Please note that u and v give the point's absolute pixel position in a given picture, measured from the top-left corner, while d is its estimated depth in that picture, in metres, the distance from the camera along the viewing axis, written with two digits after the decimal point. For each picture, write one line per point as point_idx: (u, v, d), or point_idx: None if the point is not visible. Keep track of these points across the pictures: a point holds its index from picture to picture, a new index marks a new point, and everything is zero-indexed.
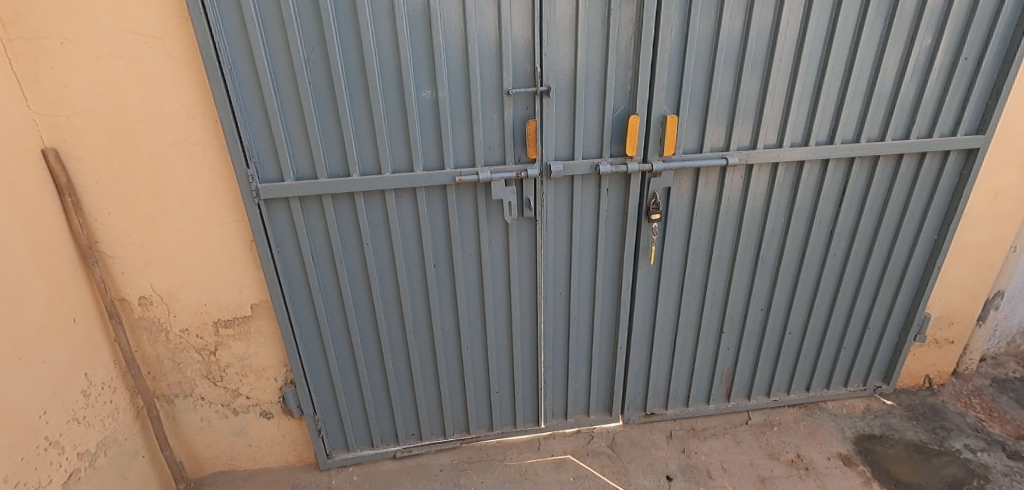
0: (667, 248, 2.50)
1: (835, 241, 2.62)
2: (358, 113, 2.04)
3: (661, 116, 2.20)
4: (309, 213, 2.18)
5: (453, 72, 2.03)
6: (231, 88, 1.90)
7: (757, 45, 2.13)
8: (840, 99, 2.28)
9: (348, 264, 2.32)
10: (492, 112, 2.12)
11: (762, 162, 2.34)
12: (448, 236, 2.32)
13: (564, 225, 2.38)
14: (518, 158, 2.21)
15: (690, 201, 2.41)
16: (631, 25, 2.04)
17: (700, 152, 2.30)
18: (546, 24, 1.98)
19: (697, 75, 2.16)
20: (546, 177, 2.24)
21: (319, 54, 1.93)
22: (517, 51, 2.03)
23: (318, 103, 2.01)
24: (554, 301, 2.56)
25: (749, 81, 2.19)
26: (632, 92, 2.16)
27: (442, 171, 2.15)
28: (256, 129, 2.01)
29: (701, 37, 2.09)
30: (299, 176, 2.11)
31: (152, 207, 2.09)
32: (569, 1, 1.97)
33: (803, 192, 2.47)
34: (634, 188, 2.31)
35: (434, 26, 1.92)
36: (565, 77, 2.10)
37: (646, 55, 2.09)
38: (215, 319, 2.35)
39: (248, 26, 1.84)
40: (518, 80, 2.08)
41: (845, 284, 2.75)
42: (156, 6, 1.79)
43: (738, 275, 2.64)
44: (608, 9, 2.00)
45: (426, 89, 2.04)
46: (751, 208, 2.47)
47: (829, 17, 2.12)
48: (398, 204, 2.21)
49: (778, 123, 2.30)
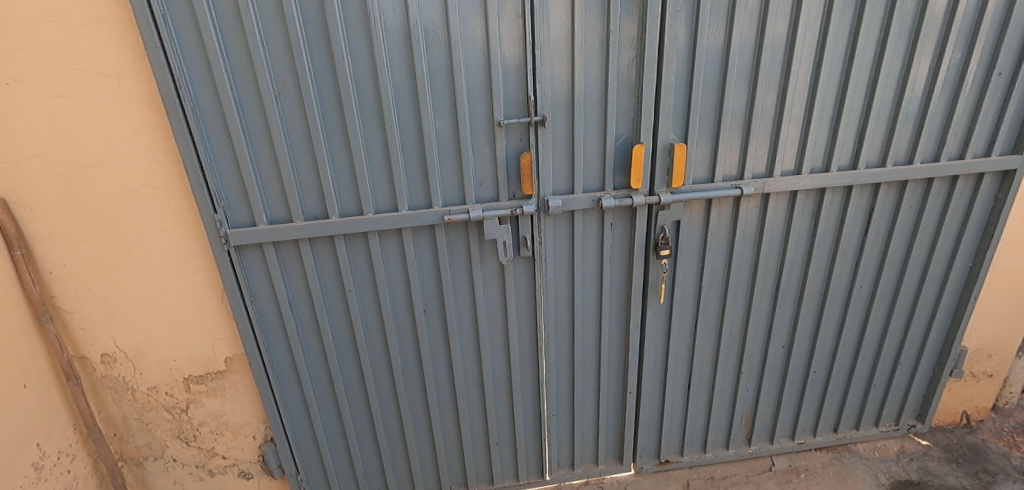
0: (678, 285, 2.29)
1: (861, 273, 2.40)
2: (335, 150, 1.87)
3: (668, 144, 2.01)
4: (286, 258, 2.00)
5: (438, 103, 1.86)
6: (194, 127, 1.73)
7: (771, 65, 1.96)
8: (863, 121, 2.09)
9: (330, 312, 2.13)
10: (484, 145, 1.94)
11: (779, 191, 2.14)
12: (438, 278, 2.12)
13: (565, 264, 2.18)
14: (513, 193, 2.02)
15: (702, 234, 2.21)
16: (633, 48, 1.88)
17: (712, 182, 2.10)
18: (539, 49, 1.81)
19: (706, 99, 1.98)
20: (543, 213, 2.05)
21: (291, 89, 1.76)
22: (509, 79, 1.86)
23: (292, 141, 1.83)
24: (557, 344, 2.35)
25: (762, 103, 2.01)
26: (636, 120, 1.98)
27: (430, 210, 1.97)
28: (224, 170, 1.83)
29: (710, 58, 1.92)
30: (273, 219, 1.93)
31: (113, 258, 1.91)
32: (563, 24, 1.81)
33: (826, 221, 2.26)
34: (640, 222, 2.12)
35: (416, 55, 1.76)
36: (563, 106, 1.92)
37: (651, 80, 1.91)
38: (185, 376, 2.15)
39: (211, 60, 1.67)
40: (510, 110, 1.91)
41: (874, 317, 2.53)
42: (111, 40, 1.63)
43: (757, 311, 2.42)
44: (607, 30, 1.83)
45: (410, 123, 1.87)
46: (769, 240, 2.27)
47: (848, 32, 1.94)
48: (383, 247, 2.03)
49: (795, 147, 2.11)
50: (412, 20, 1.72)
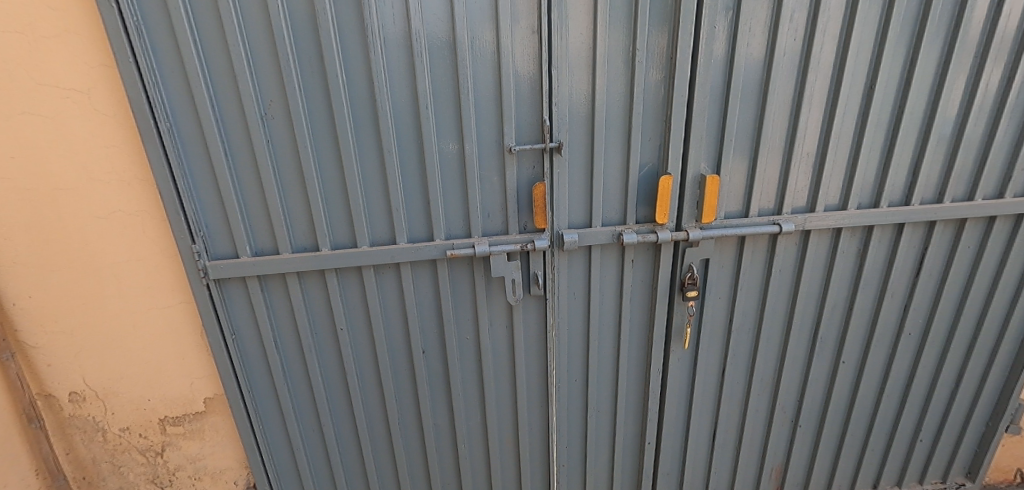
0: (706, 328, 2.06)
1: (911, 318, 2.15)
2: (328, 176, 1.69)
3: (699, 174, 1.80)
4: (272, 293, 1.81)
5: (443, 126, 1.67)
6: (171, 150, 1.56)
7: (817, 88, 1.74)
8: (919, 152, 1.87)
9: (320, 351, 1.93)
10: (493, 173, 1.74)
11: (822, 227, 1.91)
12: (439, 317, 1.92)
13: (579, 303, 1.97)
14: (524, 226, 1.82)
15: (733, 273, 1.98)
16: (662, 69, 1.68)
17: (747, 217, 1.88)
18: (557, 66, 1.62)
19: (743, 126, 1.77)
20: (557, 248, 1.84)
21: (280, 109, 1.59)
22: (523, 101, 1.67)
23: (279, 165, 1.65)
24: (569, 389, 2.13)
25: (806, 131, 1.80)
26: (663, 147, 1.78)
27: (431, 243, 1.77)
28: (205, 197, 1.66)
29: (749, 79, 1.71)
30: (258, 250, 1.75)
31: (83, 290, 1.74)
32: (584, 43, 1.62)
33: (872, 261, 2.03)
34: (665, 260, 1.90)
35: (419, 73, 1.58)
36: (581, 131, 1.72)
37: (681, 104, 1.70)
38: (161, 416, 1.97)
39: (191, 77, 1.50)
40: (523, 135, 1.71)
41: (923, 367, 2.26)
42: (81, 53, 1.47)
43: (792, 358, 2.18)
44: (633, 47, 1.64)
45: (412, 148, 1.68)
46: (808, 281, 2.03)
47: (906, 50, 1.73)
48: (378, 282, 1.83)
49: (841, 178, 1.88)
50: (415, 33, 1.54)
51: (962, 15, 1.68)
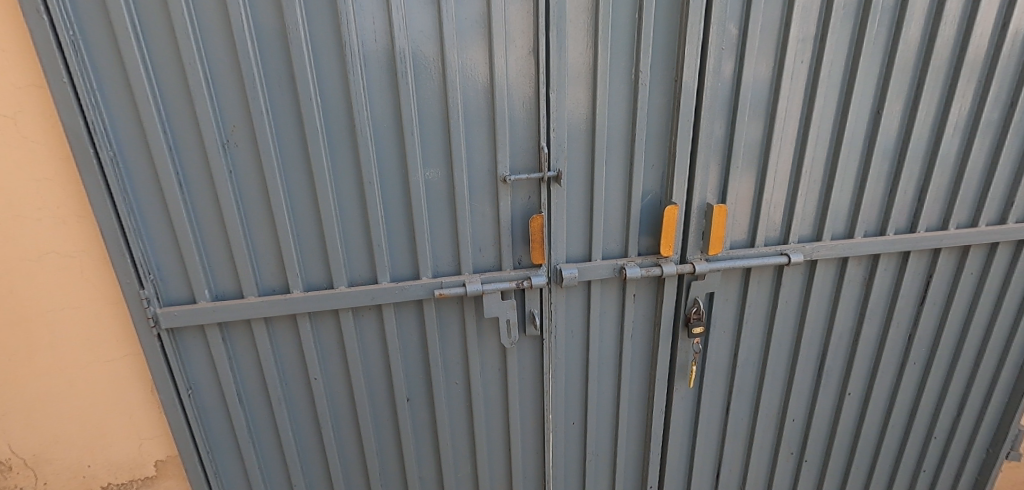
0: (710, 363, 1.94)
1: (916, 347, 2.08)
2: (300, 209, 1.50)
3: (704, 204, 1.69)
4: (235, 341, 1.60)
5: (430, 154, 1.51)
6: (115, 183, 1.35)
7: (824, 113, 1.66)
8: (924, 178, 1.81)
9: (290, 403, 1.72)
10: (485, 204, 1.59)
11: (829, 257, 1.83)
12: (425, 361, 1.74)
13: (578, 342, 1.82)
14: (519, 261, 1.67)
15: (738, 305, 1.87)
16: (665, 93, 1.58)
17: (753, 247, 1.78)
18: (554, 89, 1.49)
19: (749, 152, 1.67)
20: (555, 284, 1.69)
21: (244, 136, 1.40)
22: (517, 127, 1.53)
23: (244, 198, 1.46)
24: (567, 433, 1.97)
25: (813, 157, 1.71)
26: (666, 175, 1.67)
27: (417, 281, 1.60)
28: (156, 235, 1.45)
29: (756, 104, 1.62)
30: (219, 294, 1.54)
31: (8, 344, 1.49)
32: (584, 65, 1.50)
33: (878, 290, 1.95)
34: (669, 294, 1.78)
35: (403, 96, 1.42)
36: (581, 159, 1.59)
37: (686, 130, 1.59)
38: (104, 484, 1.72)
39: (139, 100, 1.31)
40: (518, 163, 1.57)
41: (927, 396, 2.19)
42: (5, 71, 1.25)
43: (798, 392, 2.07)
44: (636, 69, 1.53)
45: (395, 178, 1.52)
46: (814, 312, 1.94)
47: (913, 74, 1.66)
48: (357, 325, 1.64)
49: (848, 206, 1.80)
50: (400, 52, 1.39)
51: (967, 39, 1.64)
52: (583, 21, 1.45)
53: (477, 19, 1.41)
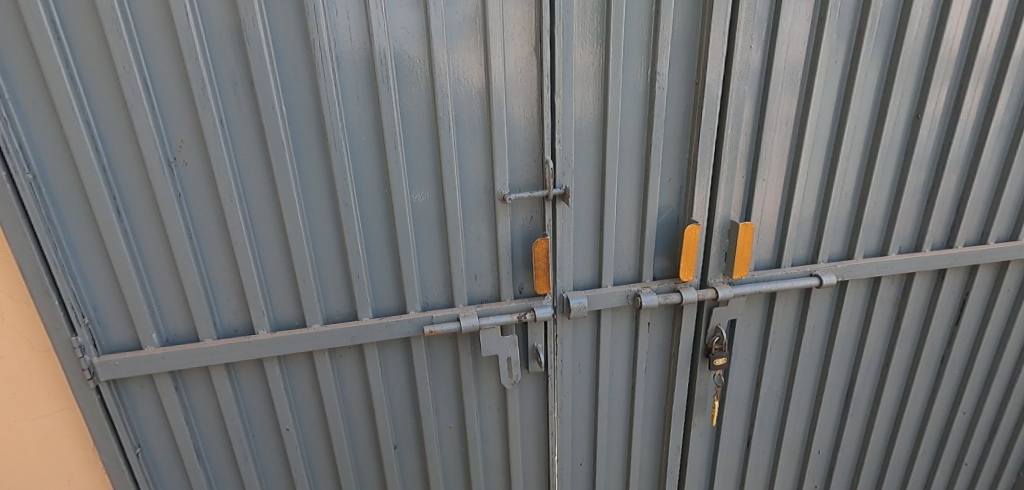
0: (731, 395, 1.75)
1: (949, 370, 1.92)
2: (265, 237, 1.28)
3: (727, 221, 1.51)
4: (192, 390, 1.37)
5: (417, 170, 1.30)
6: (35, 212, 1.12)
7: (858, 120, 1.49)
8: (963, 189, 1.65)
9: (259, 457, 1.49)
10: (481, 227, 1.39)
11: (861, 277, 1.65)
12: (414, 404, 1.53)
13: (586, 376, 1.63)
14: (521, 289, 1.47)
15: (762, 332, 1.69)
16: (684, 98, 1.39)
17: (780, 268, 1.60)
18: (560, 94, 1.29)
19: (777, 164, 1.49)
20: (561, 315, 1.50)
21: (195, 153, 1.18)
22: (518, 138, 1.33)
23: (197, 225, 1.24)
24: (573, 475, 1.76)
25: (845, 169, 1.54)
26: (685, 190, 1.49)
27: (404, 317, 1.39)
28: (92, 272, 1.21)
29: (784, 110, 1.44)
30: (171, 337, 1.32)
31: None
32: (594, 69, 1.31)
33: (911, 311, 1.78)
34: (689, 322, 1.58)
35: (385, 105, 1.21)
36: (589, 174, 1.41)
37: (708, 140, 1.41)
38: None
39: (62, 112, 1.08)
40: (519, 179, 1.37)
41: (959, 421, 2.03)
42: None
43: (823, 421, 1.90)
44: (652, 71, 1.34)
45: (376, 199, 1.31)
46: (844, 336, 1.76)
47: (956, 74, 1.50)
48: (335, 368, 1.43)
49: (881, 221, 1.64)
50: (380, 53, 1.18)
51: (1014, 37, 1.48)
52: (592, 17, 1.26)
53: (470, 14, 1.20)
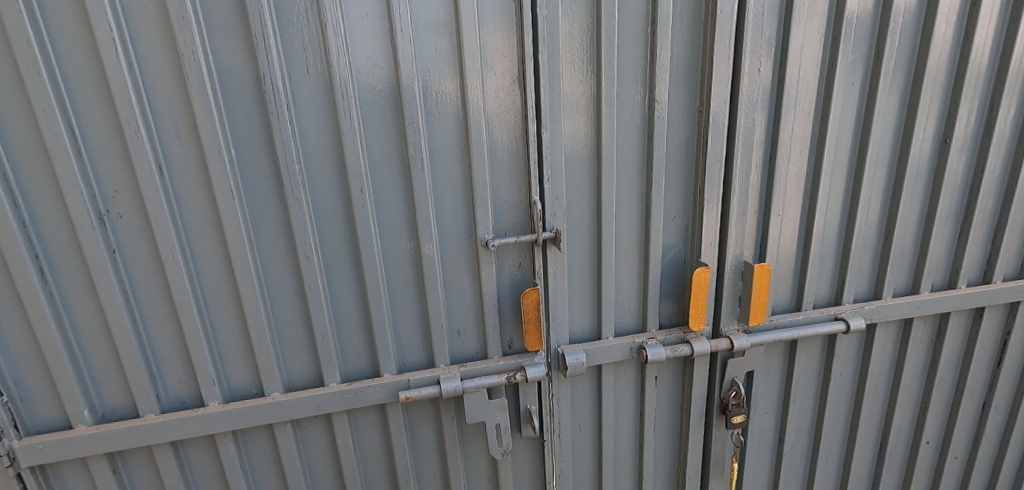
0: (751, 454, 1.56)
1: (992, 418, 1.72)
2: (215, 296, 1.13)
3: (740, 262, 1.35)
4: (134, 472, 1.19)
5: (388, 215, 1.15)
6: None
7: (880, 146, 1.35)
8: (999, 219, 1.49)
9: None
10: (463, 276, 1.23)
11: (891, 319, 1.48)
12: (392, 478, 1.34)
13: (587, 439, 1.44)
14: (510, 345, 1.31)
15: (783, 382, 1.51)
16: (687, 127, 1.25)
17: (800, 312, 1.43)
18: (547, 126, 1.15)
19: (792, 197, 1.34)
20: (557, 373, 1.33)
21: (131, 204, 1.04)
22: (502, 177, 1.19)
23: (135, 286, 1.08)
24: None
25: (868, 200, 1.38)
26: (691, 229, 1.33)
27: (377, 381, 1.22)
28: (11, 343, 1.05)
29: (798, 137, 1.30)
30: (108, 412, 1.15)
31: None
32: (584, 97, 1.17)
33: (948, 354, 1.60)
34: (701, 376, 1.41)
35: (348, 144, 1.07)
36: (583, 214, 1.26)
37: (716, 173, 1.26)
38: None
39: None
40: (504, 222, 1.22)
41: (1006, 473, 1.81)
42: None
43: (855, 479, 1.69)
44: (650, 98, 1.20)
45: (343, 249, 1.16)
46: (874, 384, 1.58)
47: (985, 94, 1.36)
48: (300, 441, 1.25)
49: (909, 256, 1.48)
50: (341, 87, 1.04)
51: None
52: (581, 41, 1.14)
53: (443, 41, 1.07)
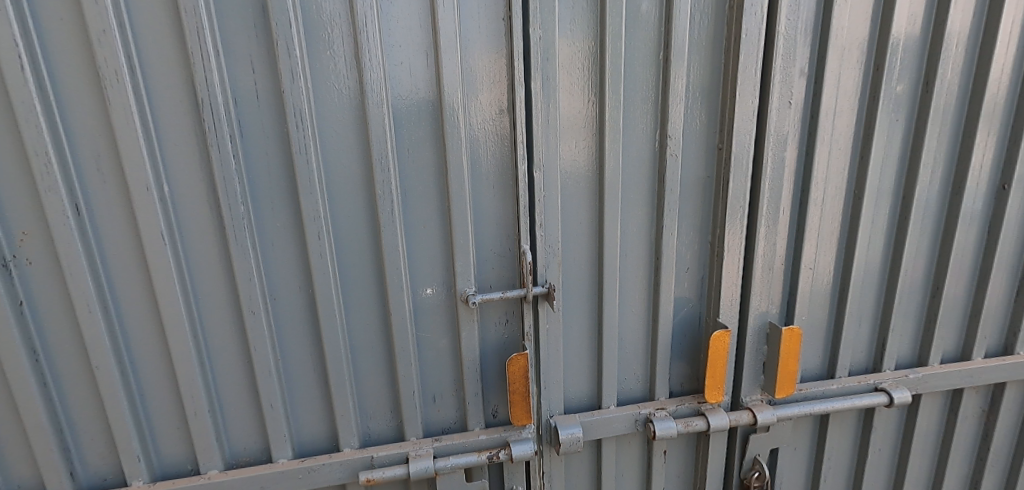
0: None
1: None
2: (144, 356, 0.95)
3: (764, 323, 1.17)
4: None
5: (352, 265, 0.98)
6: None
7: (927, 192, 1.16)
8: None
9: None
10: (440, 335, 1.06)
11: (938, 389, 1.28)
12: None
13: None
14: (494, 414, 1.12)
15: (812, 460, 1.30)
16: (704, 166, 1.08)
17: (833, 380, 1.24)
18: (541, 163, 0.98)
19: (824, 248, 1.16)
20: (548, 448, 1.14)
21: (42, 249, 0.87)
22: (487, 221, 1.01)
23: (47, 344, 0.91)
24: None
25: (913, 253, 1.20)
26: (707, 282, 1.15)
27: (334, 458, 1.04)
28: None
29: (833, 180, 1.12)
30: None
31: None
32: (585, 130, 1.01)
33: (1004, 429, 1.38)
34: (718, 454, 1.21)
35: (303, 182, 0.90)
36: (582, 265, 1.08)
37: (737, 219, 1.08)
38: None
39: None
40: (489, 274, 1.04)
41: None
42: None
43: None
44: (662, 132, 1.03)
45: (298, 303, 0.98)
46: (917, 463, 1.36)
47: None
48: None
49: (959, 318, 1.28)
50: (296, 115, 0.88)
51: None
52: (581, 66, 0.98)
53: (419, 63, 0.91)
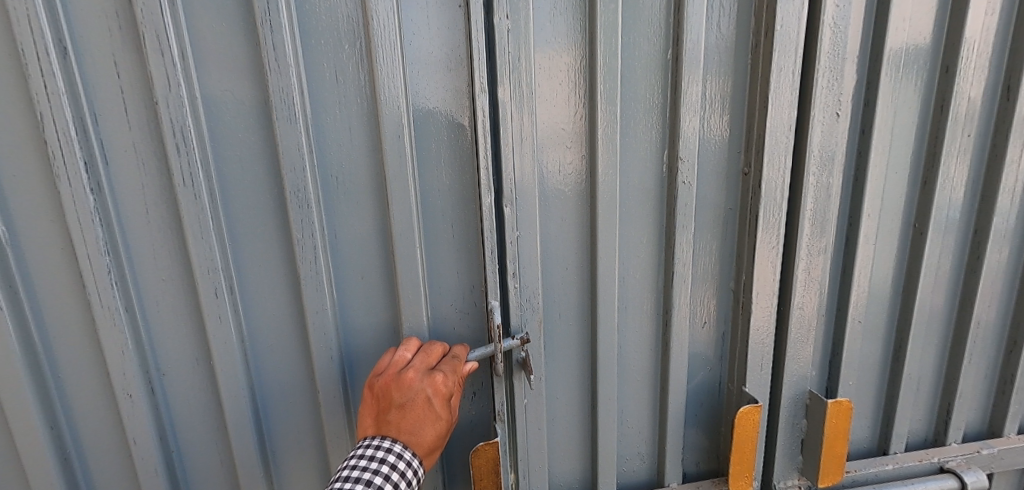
0: None
1: None
2: None
3: (802, 392, 0.92)
4: None
5: (266, 327, 0.75)
6: None
7: (1006, 225, 0.93)
8: None
9: None
10: None
11: (1011, 467, 1.04)
12: None
13: None
14: None
15: None
16: (724, 194, 0.84)
17: (887, 458, 0.99)
18: (512, 191, 0.75)
19: (875, 296, 0.93)
20: None
21: None
22: (446, 268, 0.78)
23: None
24: None
25: (985, 301, 0.96)
26: (729, 338, 0.92)
27: None
28: None
29: (888, 211, 0.88)
30: None
31: None
32: (571, 149, 0.78)
33: None
34: None
35: (192, 222, 0.67)
36: (570, 322, 0.85)
37: (769, 261, 0.85)
38: None
39: None
40: (449, 336, 0.81)
41: None
42: None
43: None
44: (672, 150, 0.80)
45: (194, 378, 0.75)
46: None
47: None
48: None
49: None
50: (175, 134, 0.64)
51: None
52: (564, 66, 0.75)
53: (347, 65, 0.68)
